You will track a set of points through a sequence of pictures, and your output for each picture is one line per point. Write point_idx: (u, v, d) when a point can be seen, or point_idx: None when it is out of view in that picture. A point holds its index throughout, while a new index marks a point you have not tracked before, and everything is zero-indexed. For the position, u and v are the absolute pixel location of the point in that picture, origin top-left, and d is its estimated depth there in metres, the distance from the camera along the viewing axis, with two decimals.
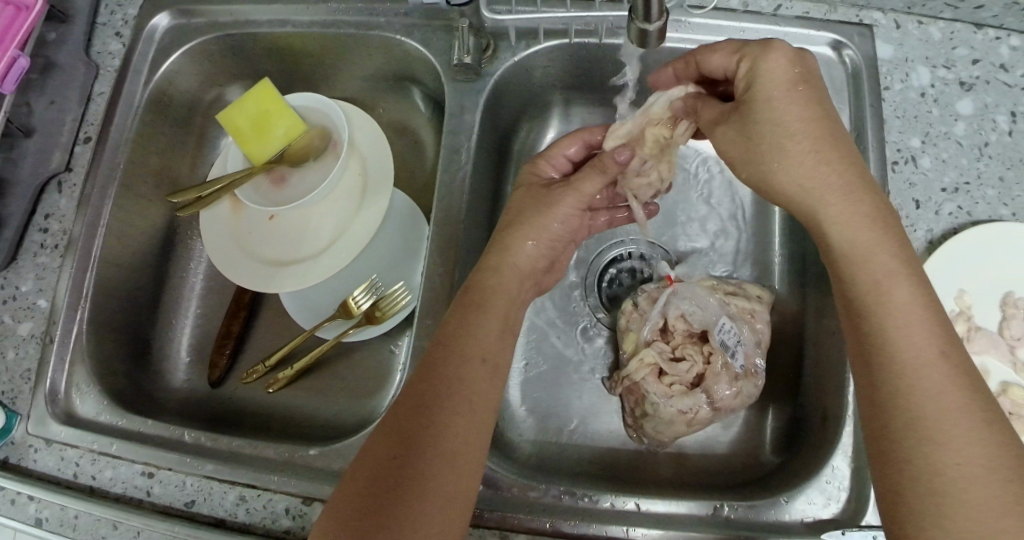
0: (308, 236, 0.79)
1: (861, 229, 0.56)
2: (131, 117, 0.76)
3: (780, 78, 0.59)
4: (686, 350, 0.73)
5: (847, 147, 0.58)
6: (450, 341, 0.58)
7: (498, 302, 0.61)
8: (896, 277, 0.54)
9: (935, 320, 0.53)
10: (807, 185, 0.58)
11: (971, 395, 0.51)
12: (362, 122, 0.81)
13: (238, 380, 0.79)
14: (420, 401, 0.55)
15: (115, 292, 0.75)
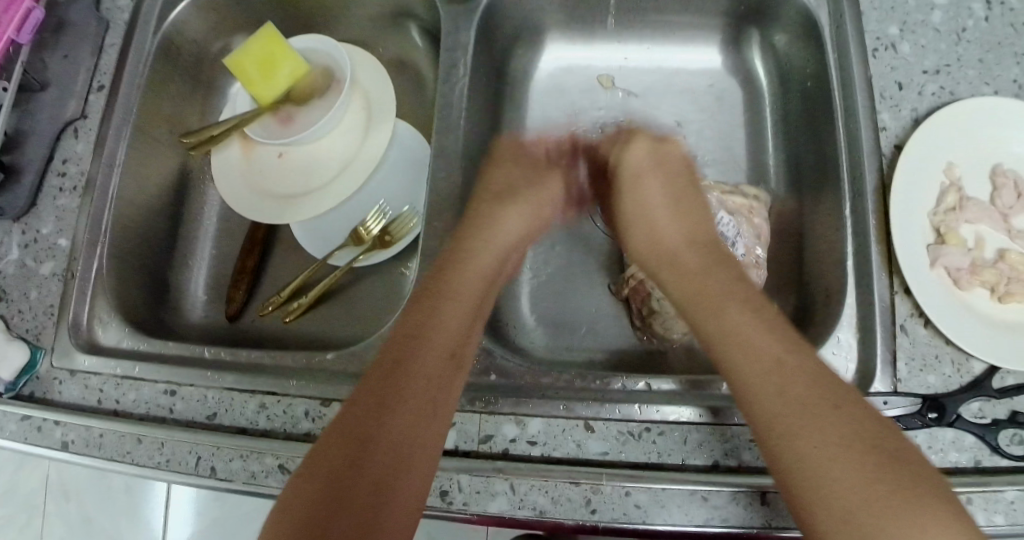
0: (315, 170, 0.81)
1: (693, 286, 0.59)
2: (143, 65, 0.79)
3: (641, 159, 0.71)
4: None
5: (691, 209, 0.67)
6: (428, 307, 0.57)
7: (472, 302, 0.60)
8: (730, 306, 0.55)
9: (767, 327, 0.53)
10: (657, 242, 0.65)
11: (816, 382, 0.50)
12: (364, 63, 0.84)
13: (255, 313, 0.80)
14: (379, 394, 0.52)
15: (131, 231, 0.78)
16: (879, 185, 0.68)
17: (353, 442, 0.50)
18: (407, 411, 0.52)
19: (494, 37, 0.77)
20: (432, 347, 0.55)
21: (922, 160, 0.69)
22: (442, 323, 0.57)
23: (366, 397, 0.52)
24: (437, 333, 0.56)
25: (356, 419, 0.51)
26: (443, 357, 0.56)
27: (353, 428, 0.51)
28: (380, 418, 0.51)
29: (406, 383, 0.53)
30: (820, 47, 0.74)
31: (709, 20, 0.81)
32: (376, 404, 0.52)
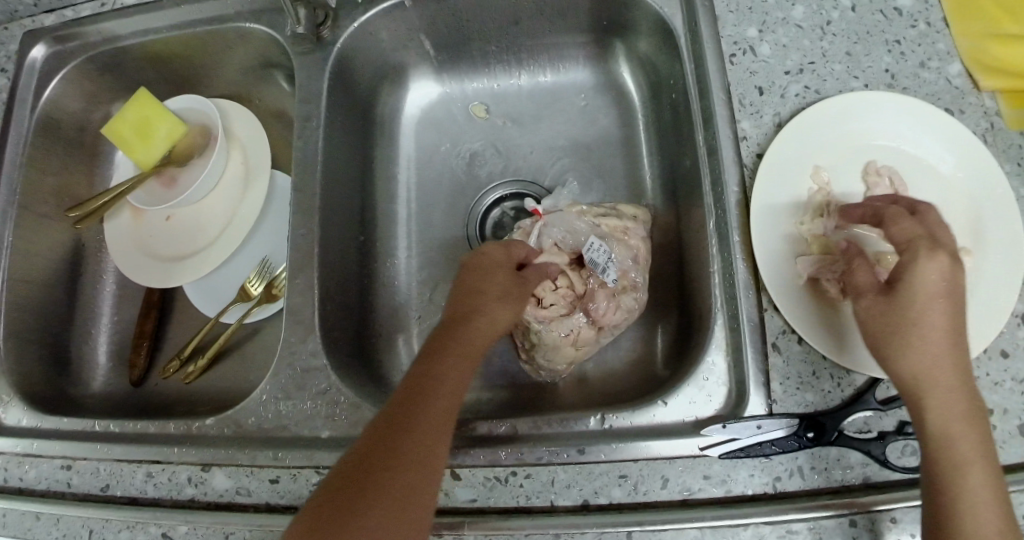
0: (200, 227, 0.82)
1: (942, 362, 0.53)
2: (21, 144, 0.80)
3: (936, 287, 0.53)
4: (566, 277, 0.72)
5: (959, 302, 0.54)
6: (434, 368, 0.58)
7: (462, 354, 0.59)
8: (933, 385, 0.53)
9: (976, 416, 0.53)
10: (908, 350, 0.54)
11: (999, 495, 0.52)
12: (239, 115, 0.84)
13: (158, 375, 0.82)
14: (381, 451, 0.54)
15: (26, 308, 0.79)
16: (741, 199, 0.66)
17: (350, 499, 0.52)
18: (403, 472, 0.54)
19: (355, 81, 0.77)
20: (433, 408, 0.56)
21: (786, 168, 0.66)
22: (437, 385, 0.57)
23: (367, 456, 0.54)
24: (439, 390, 0.57)
25: (373, 444, 0.55)
26: (441, 418, 0.56)
27: (366, 453, 0.54)
28: (378, 462, 0.54)
29: (405, 439, 0.55)
30: (679, 59, 0.72)
31: (574, 36, 0.80)
32: (374, 464, 0.54)
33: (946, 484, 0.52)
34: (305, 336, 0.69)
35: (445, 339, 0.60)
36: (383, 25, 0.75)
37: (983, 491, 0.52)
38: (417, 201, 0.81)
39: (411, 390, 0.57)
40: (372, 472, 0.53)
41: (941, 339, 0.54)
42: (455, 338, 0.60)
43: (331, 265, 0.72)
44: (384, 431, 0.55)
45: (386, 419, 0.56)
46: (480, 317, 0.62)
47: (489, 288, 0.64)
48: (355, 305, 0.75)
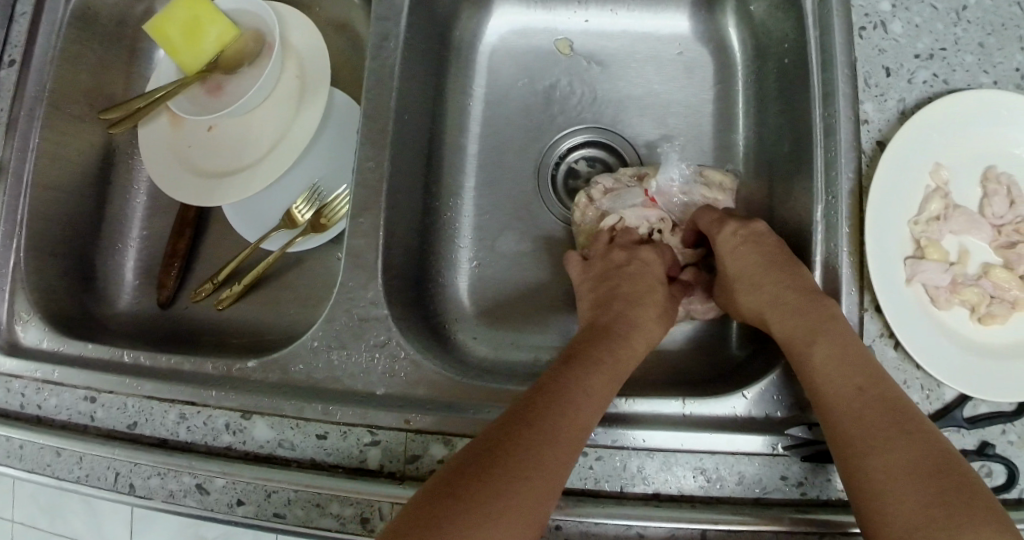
0: (248, 146, 0.73)
1: (795, 313, 0.56)
2: (55, 34, 0.72)
3: (729, 239, 0.63)
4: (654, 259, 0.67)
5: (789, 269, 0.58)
6: (581, 369, 0.54)
7: (597, 375, 0.54)
8: (818, 340, 0.54)
9: (850, 394, 0.52)
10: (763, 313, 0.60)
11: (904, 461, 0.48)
12: (297, 22, 0.74)
13: (188, 297, 0.75)
14: (508, 447, 0.48)
15: (50, 219, 0.72)
16: (856, 187, 0.61)
17: (473, 482, 0.46)
18: (536, 483, 0.47)
19: (435, 5, 0.69)
20: (568, 414, 0.51)
21: (906, 161, 0.61)
22: (565, 419, 0.50)
23: (494, 440, 0.49)
24: (571, 399, 0.52)
25: (506, 422, 0.50)
26: (571, 423, 0.50)
27: (495, 433, 0.49)
28: (524, 446, 0.48)
29: (542, 430, 0.49)
30: (800, 22, 0.65)
31: None
32: (503, 452, 0.48)
33: (837, 439, 0.51)
34: (366, 282, 0.62)
35: (592, 342, 0.57)
36: None
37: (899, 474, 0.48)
38: (486, 142, 0.74)
39: (549, 379, 0.53)
40: (497, 462, 0.47)
41: (836, 350, 0.54)
42: (596, 353, 0.56)
43: (399, 206, 0.65)
44: (523, 406, 0.51)
45: (526, 400, 0.52)
46: (631, 326, 0.59)
47: (650, 300, 0.61)
48: (416, 251, 0.69)
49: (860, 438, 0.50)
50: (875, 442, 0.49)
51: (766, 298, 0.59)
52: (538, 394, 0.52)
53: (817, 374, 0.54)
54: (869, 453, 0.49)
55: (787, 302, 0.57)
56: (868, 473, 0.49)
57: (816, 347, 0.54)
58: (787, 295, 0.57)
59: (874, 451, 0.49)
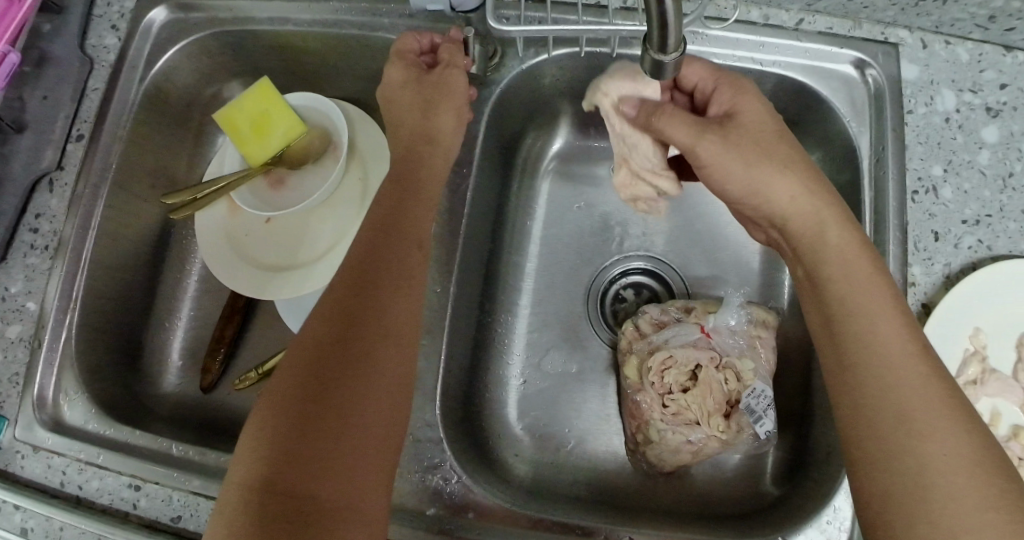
0: (308, 242, 0.76)
1: (863, 278, 0.55)
2: (126, 114, 0.74)
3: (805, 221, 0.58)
4: (703, 392, 0.68)
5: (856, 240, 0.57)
6: (343, 298, 0.55)
7: (347, 316, 0.54)
8: (883, 318, 0.53)
9: (931, 376, 0.51)
10: (851, 283, 0.55)
11: (975, 445, 0.48)
12: (363, 127, 0.78)
13: (230, 386, 0.76)
14: (321, 402, 0.50)
15: (104, 295, 0.73)
16: None
17: (302, 443, 0.49)
18: (366, 421, 0.51)
19: (504, 125, 0.73)
20: (375, 365, 0.53)
21: (949, 325, 0.63)
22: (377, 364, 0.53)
23: (304, 390, 0.51)
24: (379, 336, 0.54)
25: (301, 378, 0.51)
26: (389, 383, 0.53)
27: (308, 381, 0.51)
28: (336, 397, 0.51)
29: (347, 378, 0.52)
30: (857, 181, 0.69)
31: None
32: (312, 398, 0.51)
33: (906, 403, 0.50)
34: (425, 403, 0.65)
35: (367, 276, 0.56)
36: (548, 71, 0.71)
37: (956, 457, 0.48)
38: (543, 262, 0.78)
39: (329, 322, 0.54)
40: (318, 418, 0.50)
41: (892, 331, 0.52)
42: (376, 276, 0.56)
43: (459, 326, 0.69)
44: (317, 360, 0.52)
45: (311, 349, 0.53)
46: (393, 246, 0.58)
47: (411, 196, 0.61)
48: (467, 366, 0.72)
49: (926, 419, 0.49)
50: (933, 419, 0.49)
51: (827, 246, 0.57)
52: (321, 338, 0.53)
53: (887, 348, 0.52)
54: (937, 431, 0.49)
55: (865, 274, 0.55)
56: (931, 446, 0.48)
57: (864, 324, 0.53)
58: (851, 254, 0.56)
59: (938, 424, 0.49)
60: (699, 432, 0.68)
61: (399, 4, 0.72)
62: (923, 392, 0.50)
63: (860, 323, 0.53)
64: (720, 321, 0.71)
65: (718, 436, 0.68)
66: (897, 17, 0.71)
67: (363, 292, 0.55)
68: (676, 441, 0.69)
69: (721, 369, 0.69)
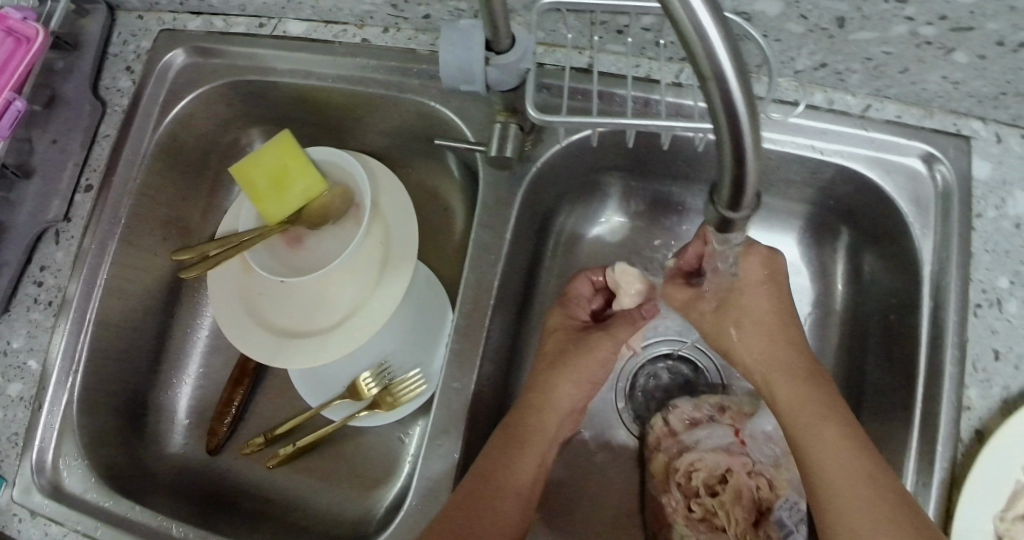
0: (321, 309, 0.72)
1: (776, 349, 0.61)
2: (137, 167, 0.71)
3: (756, 325, 0.62)
4: (728, 500, 0.66)
5: (787, 319, 0.62)
6: (509, 440, 0.61)
7: (528, 453, 0.61)
8: (782, 350, 0.61)
9: (826, 419, 0.56)
10: (749, 337, 0.62)
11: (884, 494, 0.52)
12: (390, 189, 0.75)
13: (236, 451, 0.75)
14: None
15: (109, 355, 0.71)
16: (950, 476, 0.60)
17: None
18: None
19: (540, 199, 0.69)
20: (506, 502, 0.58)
21: (1007, 457, 0.59)
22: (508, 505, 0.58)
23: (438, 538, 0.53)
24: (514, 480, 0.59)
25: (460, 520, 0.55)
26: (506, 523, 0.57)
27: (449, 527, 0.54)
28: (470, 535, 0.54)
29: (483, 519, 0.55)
30: (915, 288, 0.65)
31: (791, 205, 0.75)
32: None
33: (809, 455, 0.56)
34: None
35: (519, 422, 0.62)
36: (589, 149, 0.67)
37: (865, 509, 0.51)
38: None
39: (494, 463, 0.59)
40: None
41: (804, 391, 0.59)
42: (521, 419, 0.62)
43: (484, 419, 0.64)
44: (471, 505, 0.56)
45: (469, 492, 0.57)
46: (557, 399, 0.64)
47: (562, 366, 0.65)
48: None
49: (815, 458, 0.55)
50: (838, 470, 0.54)
51: (750, 333, 0.62)
52: (489, 473, 0.58)
53: (779, 386, 0.61)
54: (829, 473, 0.54)
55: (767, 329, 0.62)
56: (830, 492, 0.53)
57: (778, 388, 0.60)
58: (779, 352, 0.61)
59: (837, 476, 0.54)
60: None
61: (431, 66, 0.69)
62: (831, 454, 0.54)
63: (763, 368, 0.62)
64: (755, 425, 0.69)
65: None
66: (971, 109, 0.65)
67: (517, 434, 0.61)
68: None
69: (747, 475, 0.66)
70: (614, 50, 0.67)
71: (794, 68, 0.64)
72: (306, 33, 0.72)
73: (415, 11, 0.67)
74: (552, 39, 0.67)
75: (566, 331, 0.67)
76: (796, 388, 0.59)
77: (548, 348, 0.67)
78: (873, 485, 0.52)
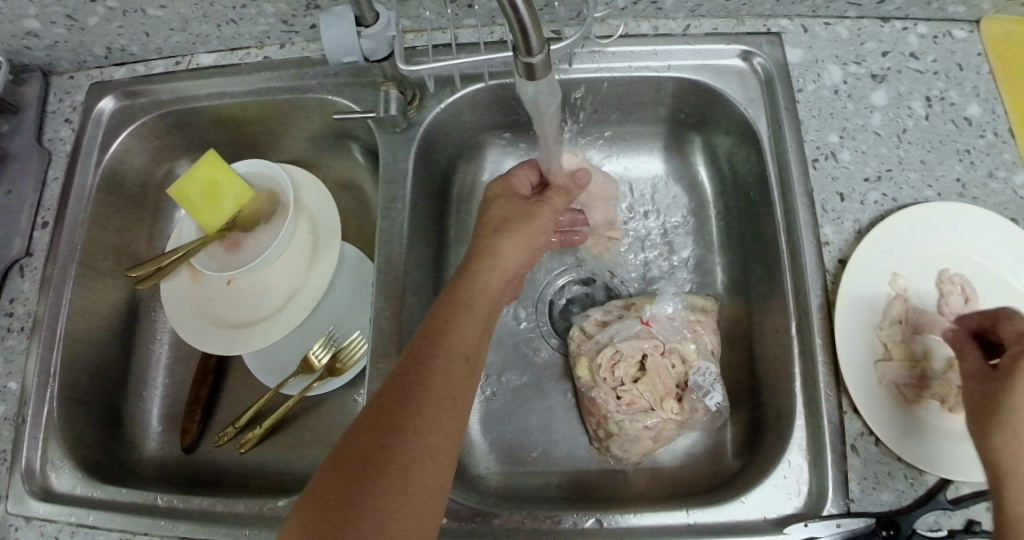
0: (266, 299, 0.80)
1: (983, 400, 0.57)
2: (86, 200, 0.80)
3: (989, 362, 0.57)
4: (651, 378, 0.71)
5: (978, 374, 0.58)
6: (444, 320, 0.61)
7: (461, 328, 0.61)
8: (988, 437, 0.55)
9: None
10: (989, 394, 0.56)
11: (1010, 512, 0.53)
12: (309, 186, 0.83)
13: (210, 443, 0.80)
14: (379, 430, 0.55)
15: (80, 368, 0.78)
16: (825, 304, 0.68)
17: (369, 469, 0.53)
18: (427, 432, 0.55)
19: (435, 158, 0.79)
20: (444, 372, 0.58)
21: (864, 276, 0.68)
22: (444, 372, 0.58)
23: (370, 426, 0.55)
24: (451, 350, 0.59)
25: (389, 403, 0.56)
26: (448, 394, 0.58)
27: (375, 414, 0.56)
28: (403, 415, 0.55)
29: (418, 399, 0.56)
30: (764, 162, 0.74)
31: (650, 127, 0.85)
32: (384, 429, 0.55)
33: (995, 463, 0.54)
34: None
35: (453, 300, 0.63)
36: (468, 105, 0.77)
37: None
38: None
39: (428, 341, 0.60)
40: (383, 442, 0.54)
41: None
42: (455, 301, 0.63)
43: None
44: (402, 389, 0.57)
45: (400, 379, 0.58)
46: (502, 264, 0.66)
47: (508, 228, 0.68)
48: None
49: (1009, 461, 0.54)
50: (1023, 476, 0.53)
51: (1016, 350, 0.56)
52: (420, 351, 0.59)
53: (1012, 410, 0.55)
54: (1014, 475, 0.53)
55: (980, 401, 0.57)
56: (1021, 503, 0.53)
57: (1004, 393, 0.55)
58: (1019, 408, 0.55)
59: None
60: (652, 417, 0.71)
61: (323, 66, 0.79)
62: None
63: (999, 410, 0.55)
64: (658, 310, 0.75)
65: (669, 414, 0.71)
66: (775, 9, 0.77)
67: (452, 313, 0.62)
68: (632, 425, 0.71)
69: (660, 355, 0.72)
70: (470, 24, 0.77)
71: (617, 5, 0.76)
72: (217, 61, 0.82)
73: (304, 23, 0.77)
74: (417, 24, 0.77)
75: (510, 198, 0.70)
76: (981, 422, 0.56)
77: (493, 213, 0.70)
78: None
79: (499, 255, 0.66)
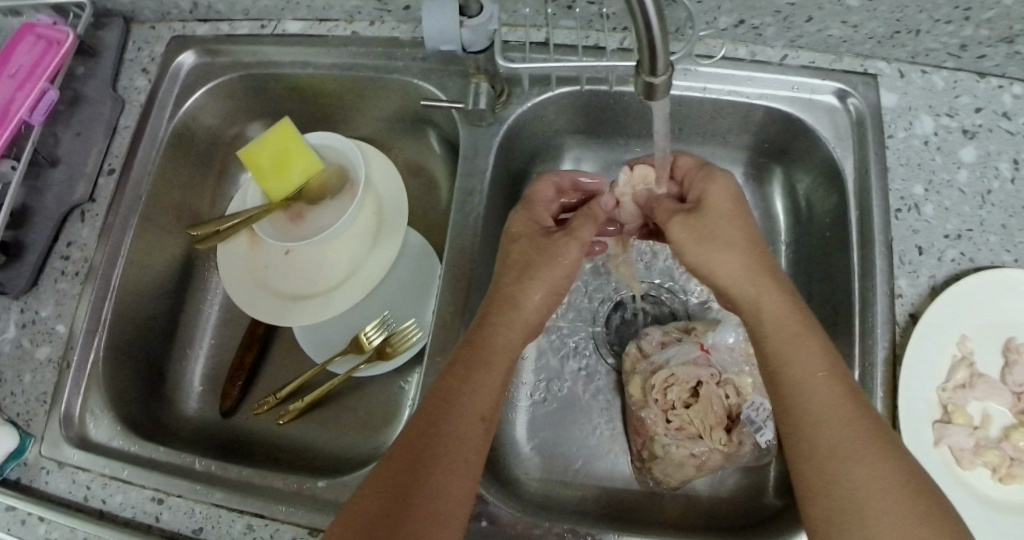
0: (324, 275, 0.79)
1: (807, 354, 0.57)
2: (154, 152, 0.79)
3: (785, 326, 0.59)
4: (703, 407, 0.71)
5: (812, 332, 0.58)
6: (475, 352, 0.62)
7: (492, 360, 0.61)
8: (819, 382, 0.55)
9: (849, 399, 0.54)
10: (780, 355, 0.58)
11: (881, 460, 0.51)
12: (380, 166, 0.82)
13: (248, 411, 0.80)
14: (411, 459, 0.55)
15: (130, 320, 0.77)
16: (891, 357, 0.67)
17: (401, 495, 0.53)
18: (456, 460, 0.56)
19: (512, 156, 0.78)
20: (474, 402, 0.59)
21: (935, 333, 0.66)
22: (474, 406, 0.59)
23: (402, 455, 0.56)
24: (482, 386, 0.60)
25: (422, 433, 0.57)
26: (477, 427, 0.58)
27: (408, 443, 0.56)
28: (436, 446, 0.56)
29: (449, 428, 0.57)
30: (844, 203, 0.73)
31: (732, 151, 0.84)
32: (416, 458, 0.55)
33: (793, 418, 0.55)
34: None
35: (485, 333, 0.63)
36: (553, 108, 0.76)
37: (875, 476, 0.50)
38: None
39: (461, 372, 0.60)
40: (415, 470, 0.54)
41: (823, 382, 0.55)
42: (486, 334, 0.63)
43: None
44: (433, 417, 0.58)
45: (433, 407, 0.58)
46: (524, 306, 0.65)
47: (540, 264, 0.66)
48: None
49: (809, 425, 0.54)
50: (848, 442, 0.52)
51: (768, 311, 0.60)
52: (454, 381, 0.60)
53: (798, 370, 0.57)
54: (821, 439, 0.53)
55: (807, 351, 0.57)
56: (843, 467, 0.51)
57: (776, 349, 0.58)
58: (822, 386, 0.55)
59: (855, 452, 0.51)
60: (699, 446, 0.70)
61: (413, 48, 0.77)
62: (822, 414, 0.54)
63: (786, 361, 0.57)
64: (719, 339, 0.75)
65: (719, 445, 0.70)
66: (874, 51, 0.76)
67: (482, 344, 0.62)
68: (677, 452, 0.70)
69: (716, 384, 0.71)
70: (566, 26, 0.76)
71: (718, 26, 0.75)
72: (303, 30, 0.81)
73: (397, 4, 0.76)
74: (514, 19, 0.76)
75: (532, 236, 0.68)
76: (823, 377, 0.55)
77: (515, 252, 0.67)
78: (883, 469, 0.50)
79: (524, 293, 0.65)
